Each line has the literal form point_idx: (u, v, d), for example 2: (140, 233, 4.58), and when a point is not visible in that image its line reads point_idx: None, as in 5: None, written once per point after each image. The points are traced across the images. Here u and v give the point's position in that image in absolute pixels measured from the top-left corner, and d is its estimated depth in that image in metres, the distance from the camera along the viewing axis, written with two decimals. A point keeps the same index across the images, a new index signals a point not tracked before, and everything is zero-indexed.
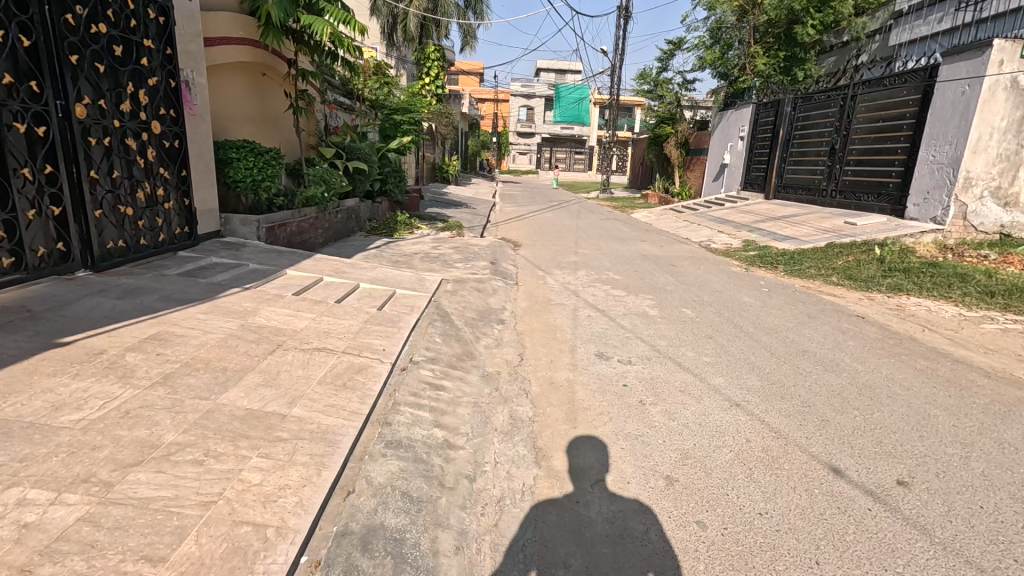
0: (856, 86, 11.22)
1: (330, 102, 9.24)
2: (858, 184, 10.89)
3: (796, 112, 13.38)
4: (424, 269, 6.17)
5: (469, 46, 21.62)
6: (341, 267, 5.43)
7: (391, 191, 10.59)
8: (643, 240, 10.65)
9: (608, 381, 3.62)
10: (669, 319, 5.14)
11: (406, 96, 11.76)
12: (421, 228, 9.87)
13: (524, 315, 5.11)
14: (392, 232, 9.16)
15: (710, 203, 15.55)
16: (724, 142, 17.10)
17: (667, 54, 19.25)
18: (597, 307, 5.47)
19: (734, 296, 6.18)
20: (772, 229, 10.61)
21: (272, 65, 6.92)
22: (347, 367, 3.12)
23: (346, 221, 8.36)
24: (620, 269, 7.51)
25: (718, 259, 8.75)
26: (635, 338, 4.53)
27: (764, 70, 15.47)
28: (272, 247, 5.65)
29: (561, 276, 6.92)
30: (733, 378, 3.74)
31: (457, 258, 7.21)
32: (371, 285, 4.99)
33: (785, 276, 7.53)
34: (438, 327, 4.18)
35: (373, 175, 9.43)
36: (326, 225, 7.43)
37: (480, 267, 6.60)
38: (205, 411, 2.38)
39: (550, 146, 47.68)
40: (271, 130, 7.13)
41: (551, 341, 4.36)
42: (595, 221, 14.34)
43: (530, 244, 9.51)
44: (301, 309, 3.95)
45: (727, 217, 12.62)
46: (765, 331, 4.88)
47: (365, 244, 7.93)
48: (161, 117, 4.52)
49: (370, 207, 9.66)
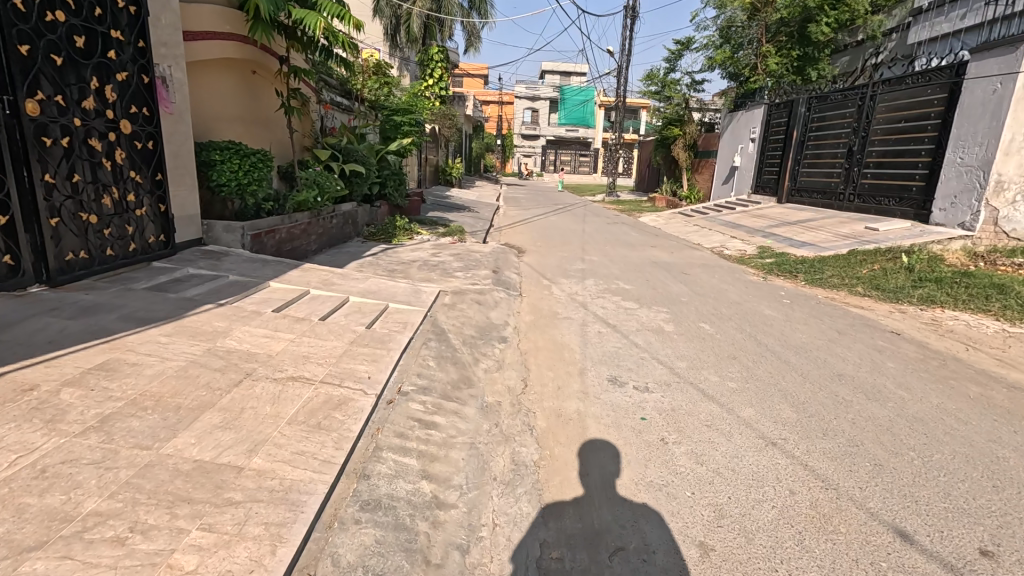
0: (875, 85, 10.76)
1: (326, 101, 8.87)
2: (878, 188, 10.41)
3: (811, 113, 12.91)
4: (421, 279, 5.76)
5: (474, 48, 21.29)
6: (330, 278, 5.03)
7: (390, 195, 10.21)
8: (653, 246, 10.21)
9: (623, 413, 3.19)
10: (686, 336, 4.71)
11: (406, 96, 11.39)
12: (421, 233, 9.47)
13: (528, 331, 4.68)
14: (390, 238, 8.78)
15: (721, 207, 15.08)
16: (734, 144, 16.63)
17: (675, 55, 18.82)
18: (607, 322, 5.03)
19: (754, 309, 5.73)
20: (788, 234, 10.14)
21: (263, 63, 6.57)
22: (324, 401, 2.71)
23: (342, 226, 7.98)
24: (630, 278, 7.08)
25: (733, 267, 8.29)
26: (651, 359, 4.10)
27: (776, 70, 15.01)
28: (257, 256, 5.26)
29: (567, 286, 6.49)
30: (765, 409, 3.30)
31: (458, 266, 6.80)
32: (362, 299, 4.58)
33: (806, 286, 7.07)
34: (433, 348, 3.76)
35: (371, 179, 9.04)
36: (320, 231, 7.06)
37: (481, 277, 6.18)
38: (141, 466, 1.97)
39: (555, 149, 47.27)
40: (261, 131, 6.75)
41: (558, 363, 3.94)
42: (602, 225, 13.91)
43: (534, 251, 9.08)
44: (280, 329, 3.55)
45: (740, 222, 12.15)
46: (794, 350, 4.44)
47: (362, 252, 7.54)
48: (132, 115, 4.15)
49: (369, 211, 9.29)
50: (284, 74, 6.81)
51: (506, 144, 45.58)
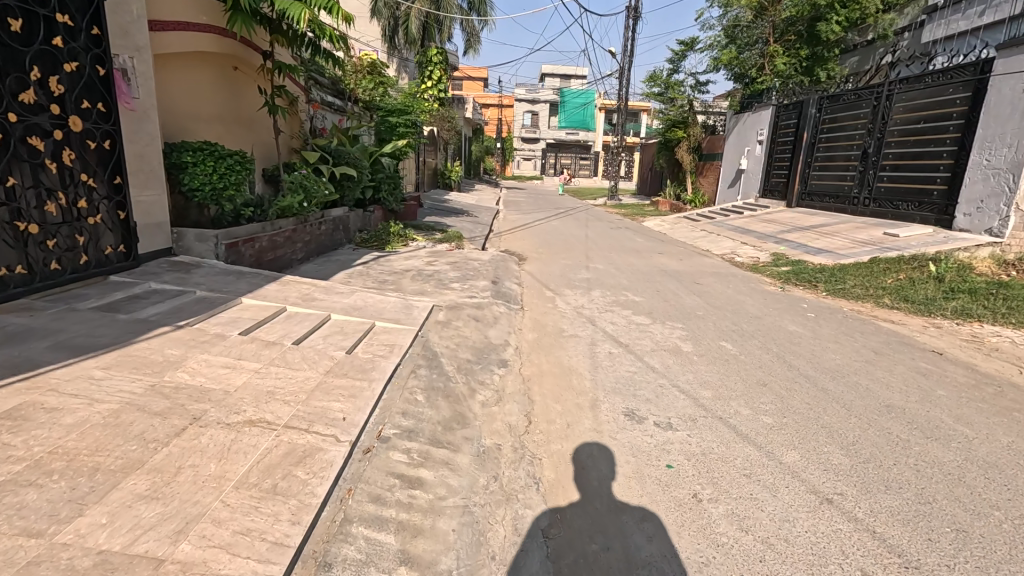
0: (891, 84, 10.32)
1: (316, 101, 8.42)
2: (895, 192, 9.95)
3: (823, 114, 12.45)
4: (414, 292, 5.28)
5: (473, 49, 20.91)
6: (312, 292, 4.55)
7: (385, 199, 9.74)
8: (661, 253, 9.73)
9: (645, 459, 2.70)
10: (707, 357, 4.23)
11: (402, 97, 10.95)
12: (417, 240, 9.00)
13: (531, 352, 4.19)
14: (384, 244, 8.32)
15: (727, 211, 14.62)
16: (740, 146, 16.19)
17: (679, 55, 18.41)
18: (619, 341, 4.54)
19: (777, 325, 5.24)
20: (802, 240, 9.68)
21: (243, 57, 6.11)
22: (285, 453, 2.22)
23: (332, 233, 7.53)
24: (639, 288, 6.60)
25: (747, 276, 7.82)
26: (671, 387, 3.61)
27: (784, 70, 14.58)
28: (233, 268, 4.78)
29: (573, 298, 6.00)
30: (810, 451, 2.82)
31: (454, 277, 6.32)
32: (345, 317, 4.09)
33: (828, 297, 6.59)
34: (423, 377, 3.28)
35: (364, 182, 8.57)
36: (306, 238, 6.61)
37: (479, 289, 5.70)
38: (21, 565, 1.49)
39: (555, 152, 46.87)
40: (241, 131, 6.29)
41: (566, 392, 3.46)
42: (606, 231, 13.45)
43: (536, 258, 8.60)
44: (245, 356, 3.06)
45: (749, 227, 11.68)
46: (829, 373, 3.97)
47: (352, 260, 7.08)
48: (83, 111, 3.70)
49: (361, 217, 8.83)
50: (268, 70, 6.35)
51: (506, 147, 45.17)
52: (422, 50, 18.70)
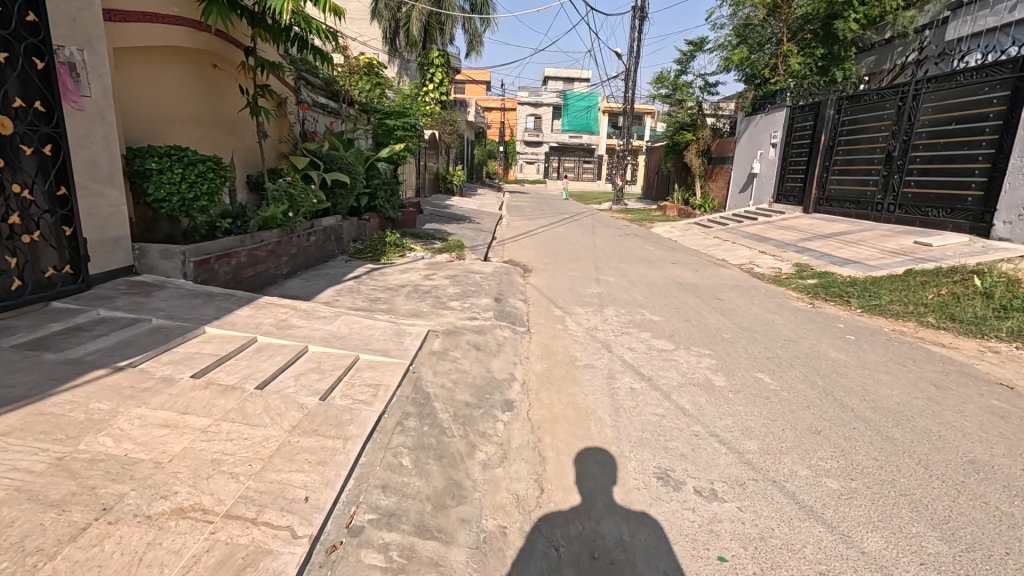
0: (918, 83, 9.72)
1: (308, 102, 7.89)
2: (924, 198, 9.36)
3: (842, 115, 11.86)
4: (408, 314, 4.72)
5: (476, 51, 20.43)
6: (290, 317, 3.99)
7: (381, 207, 9.18)
8: (675, 263, 9.15)
9: (692, 548, 2.12)
10: (744, 395, 3.64)
11: (400, 98, 10.40)
12: (415, 249, 8.45)
13: (540, 388, 3.62)
14: (379, 255, 7.78)
15: (740, 217, 14.03)
16: (752, 150, 15.61)
17: (687, 56, 17.88)
18: (640, 372, 3.96)
19: (816, 350, 4.66)
20: (825, 249, 9.10)
21: (222, 53, 5.60)
22: (218, 562, 1.65)
23: (322, 244, 7.02)
24: (656, 306, 6.03)
25: (771, 289, 7.23)
26: (709, 437, 3.03)
27: (799, 70, 13.97)
28: (202, 288, 4.22)
29: (585, 318, 5.43)
30: (896, 535, 2.24)
31: (454, 293, 5.76)
32: (326, 349, 3.53)
33: (864, 315, 6.00)
34: (413, 433, 2.71)
35: (358, 189, 8.03)
36: (292, 250, 6.10)
37: (481, 309, 5.13)
38: None
39: (558, 156, 46.38)
40: (221, 135, 5.77)
41: (584, 445, 2.89)
42: (614, 237, 12.88)
43: (542, 270, 8.03)
44: (192, 408, 2.50)
45: (766, 235, 11.10)
46: (891, 416, 3.37)
47: (343, 274, 6.56)
48: (14, 110, 3.20)
49: (356, 226, 8.32)
50: (250, 68, 5.82)
51: (509, 151, 44.66)
52: (422, 52, 18.27)
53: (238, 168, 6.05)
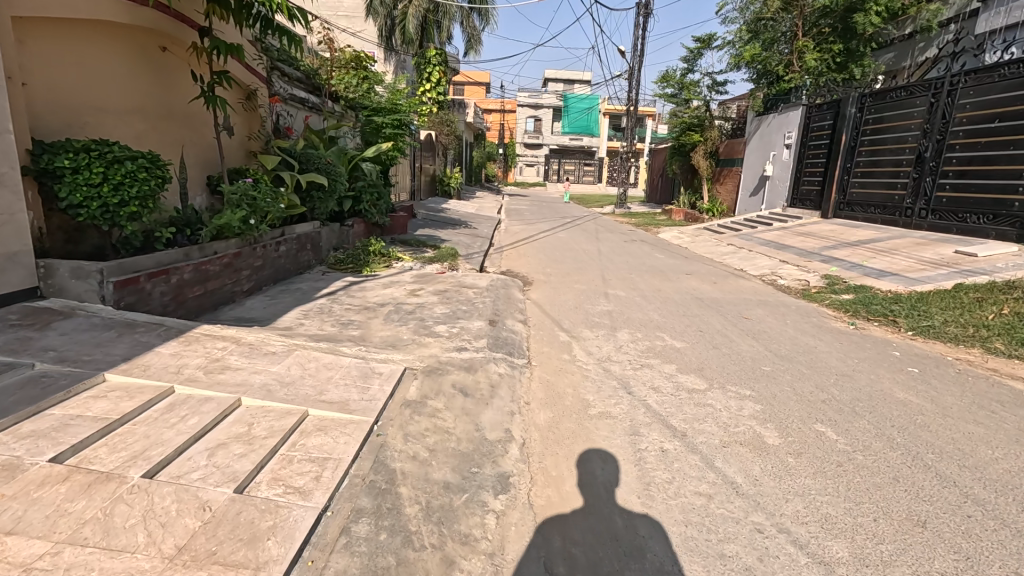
0: (954, 78, 8.93)
1: (281, 94, 7.03)
2: (961, 203, 8.56)
3: (866, 114, 11.06)
4: (383, 344, 3.88)
5: (474, 50, 19.71)
6: (227, 355, 3.14)
7: (366, 212, 8.35)
8: (689, 274, 8.34)
9: None
10: (810, 462, 2.81)
11: (390, 94, 9.59)
12: (402, 259, 7.62)
13: (545, 452, 2.78)
14: (361, 266, 6.96)
15: (754, 223, 13.23)
16: (764, 151, 14.82)
17: (695, 54, 17.15)
18: (672, 427, 3.13)
19: (879, 389, 3.83)
20: (854, 259, 8.31)
21: (171, 34, 4.80)
22: None
23: (295, 253, 6.22)
24: (676, 328, 5.20)
25: (802, 305, 6.42)
26: (780, 538, 2.19)
27: (815, 66, 13.15)
28: (122, 316, 3.40)
29: (596, 345, 4.59)
30: None
31: (442, 314, 4.93)
32: (265, 402, 2.69)
33: (916, 338, 5.18)
34: (364, 549, 1.87)
35: (338, 192, 7.21)
36: (256, 262, 5.30)
37: (473, 336, 4.29)
38: None
39: (559, 158, 45.67)
40: (168, 127, 4.94)
41: (609, 553, 2.05)
42: (620, 244, 12.07)
43: (544, 282, 7.20)
44: (25, 523, 1.67)
45: (785, 242, 10.30)
46: (1011, 496, 2.54)
47: (317, 288, 5.76)
48: None
49: (338, 233, 7.52)
50: (202, 50, 4.95)
51: (509, 154, 43.91)
52: (421, 52, 17.21)
53: (191, 167, 5.23)
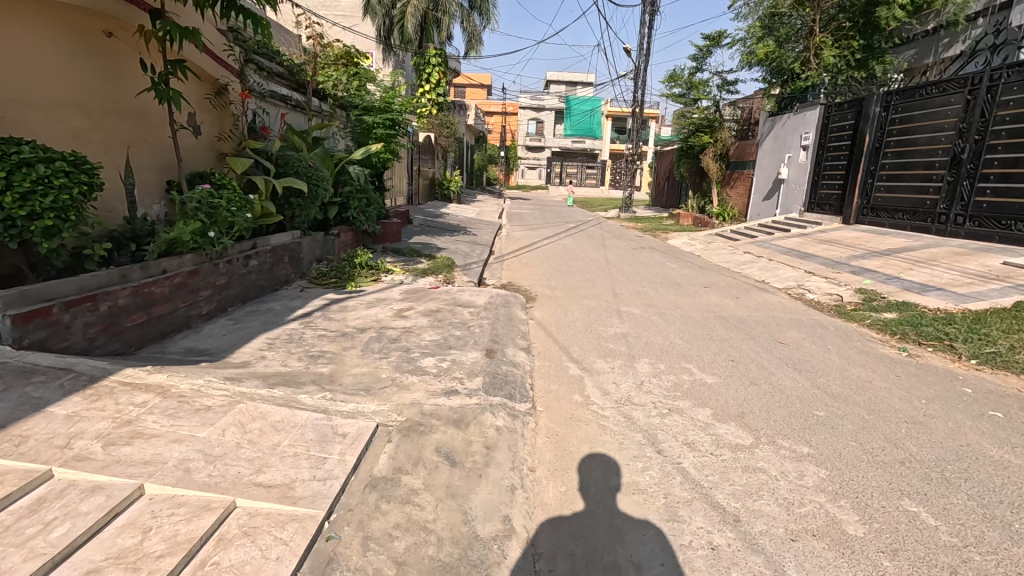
0: (994, 73, 8.23)
1: (254, 90, 6.30)
2: (1003, 209, 7.85)
3: (893, 113, 10.34)
4: (355, 387, 3.17)
5: (474, 50, 19.07)
6: (144, 413, 2.43)
7: (354, 220, 7.66)
8: (707, 287, 7.63)
9: None
10: (914, 567, 2.08)
11: (382, 93, 8.93)
12: (392, 272, 6.93)
13: (557, 554, 2.06)
14: (345, 281, 6.27)
15: (770, 229, 12.52)
16: (778, 153, 14.12)
17: (704, 52, 16.54)
18: (720, 509, 2.41)
19: (965, 443, 3.11)
20: (887, 269, 7.60)
21: (116, 17, 4.13)
22: None
23: (270, 268, 5.56)
24: (703, 357, 4.49)
25: (840, 326, 5.70)
26: None
27: (834, 63, 12.42)
28: (18, 358, 2.71)
29: (612, 381, 3.88)
30: None
31: (432, 342, 4.23)
32: (177, 491, 1.99)
33: (982, 368, 4.46)
34: None
35: (320, 199, 6.49)
36: (219, 280, 4.62)
37: (465, 374, 3.58)
38: None
39: (561, 161, 45.07)
40: (111, 125, 4.23)
41: None
42: (628, 252, 11.37)
43: (549, 298, 6.49)
44: None
45: (807, 250, 9.58)
46: None
47: (293, 309, 5.09)
48: None
49: (321, 242, 6.84)
50: (152, 36, 4.23)
51: (511, 157, 43.27)
52: (421, 52, 16.50)
53: (139, 171, 4.51)
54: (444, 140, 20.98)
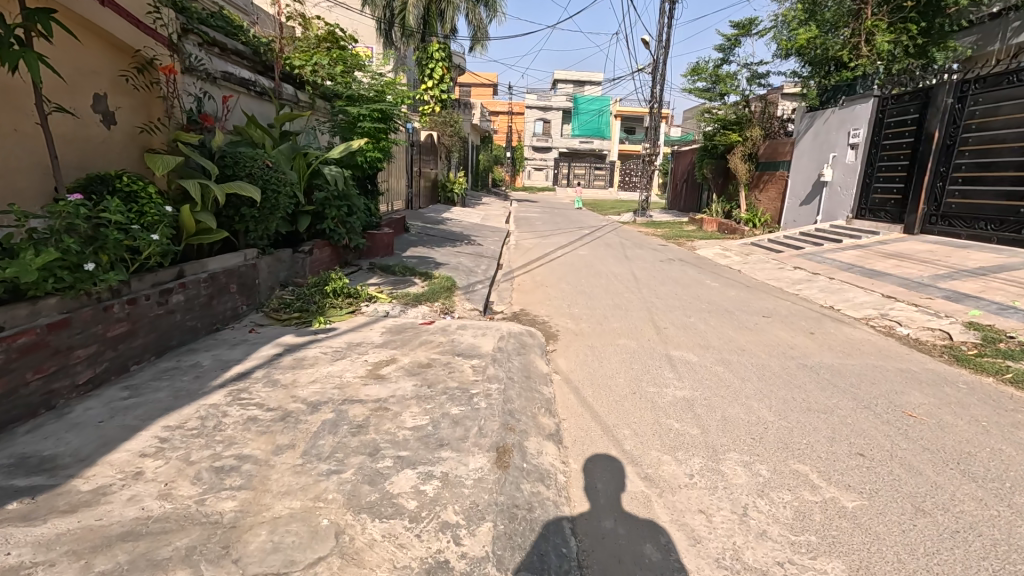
0: None
1: (195, 68, 4.85)
2: None
3: (969, 105, 8.89)
4: (261, 565, 1.76)
5: (481, 45, 17.68)
6: None
7: (333, 233, 6.23)
8: (768, 316, 6.18)
9: None
10: None
11: (372, 82, 7.57)
12: (375, 300, 5.51)
13: None
14: (312, 315, 4.86)
15: (814, 238, 11.04)
16: (818, 153, 12.63)
17: (732, 42, 15.30)
18: None
19: None
20: (993, 295, 6.11)
21: None
22: None
23: (205, 303, 4.16)
24: (816, 448, 3.04)
25: (970, 381, 4.25)
26: None
27: (888, 50, 11.02)
28: None
29: (697, 510, 2.45)
30: None
31: (416, 433, 2.81)
32: None
33: None
34: None
35: (282, 211, 5.06)
36: (112, 330, 3.22)
37: (464, 517, 2.15)
38: None
39: (569, 162, 43.60)
40: None
41: None
42: (656, 264, 9.94)
43: (574, 337, 5.07)
44: None
45: (873, 266, 8.11)
46: None
47: (228, 364, 3.68)
48: None
49: (285, 261, 5.43)
50: None
51: (517, 157, 41.81)
52: (422, 43, 15.01)
53: None
54: (447, 139, 19.52)
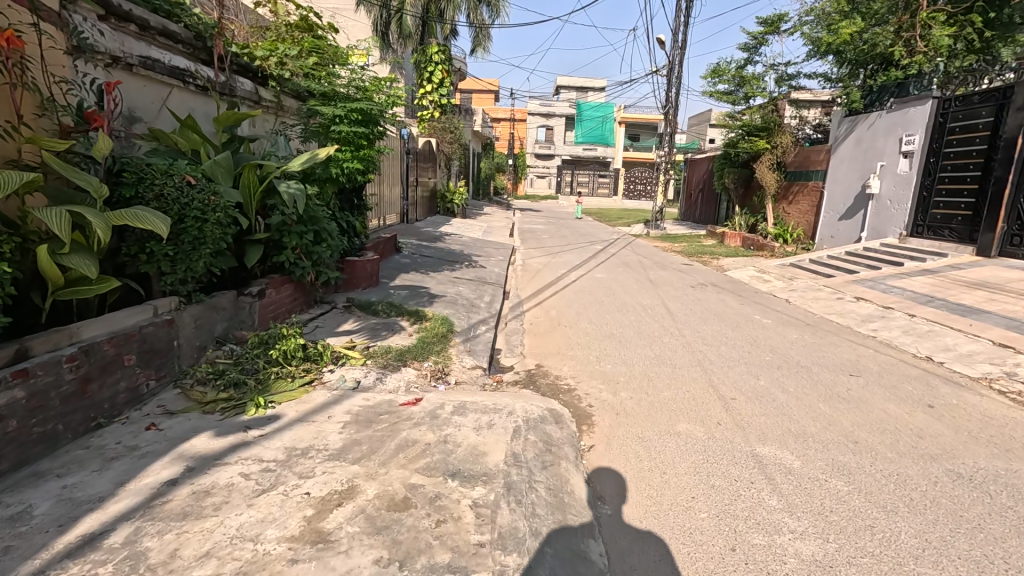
0: None
1: (87, 49, 3.44)
2: None
3: None
4: None
5: (483, 47, 16.41)
6: None
7: (296, 268, 4.84)
8: (858, 374, 4.76)
9: None
10: None
11: (352, 77, 6.23)
12: (343, 363, 4.10)
13: None
14: (249, 394, 3.46)
15: (866, 259, 9.66)
16: (860, 162, 11.26)
17: (757, 40, 14.05)
18: None
19: None
20: None
21: None
22: None
23: (73, 394, 2.75)
24: None
25: None
26: None
27: (948, 43, 9.77)
28: None
29: None
30: None
31: None
32: None
33: None
34: None
35: (213, 245, 3.65)
36: None
37: None
38: None
39: (573, 169, 42.41)
40: None
41: None
42: (688, 291, 8.54)
43: (616, 419, 3.67)
44: None
45: (958, 299, 6.73)
46: None
47: (77, 509, 2.27)
48: None
49: (223, 310, 4.03)
50: None
51: (519, 164, 40.56)
52: (420, 45, 13.65)
53: None
54: (447, 147, 18.18)
